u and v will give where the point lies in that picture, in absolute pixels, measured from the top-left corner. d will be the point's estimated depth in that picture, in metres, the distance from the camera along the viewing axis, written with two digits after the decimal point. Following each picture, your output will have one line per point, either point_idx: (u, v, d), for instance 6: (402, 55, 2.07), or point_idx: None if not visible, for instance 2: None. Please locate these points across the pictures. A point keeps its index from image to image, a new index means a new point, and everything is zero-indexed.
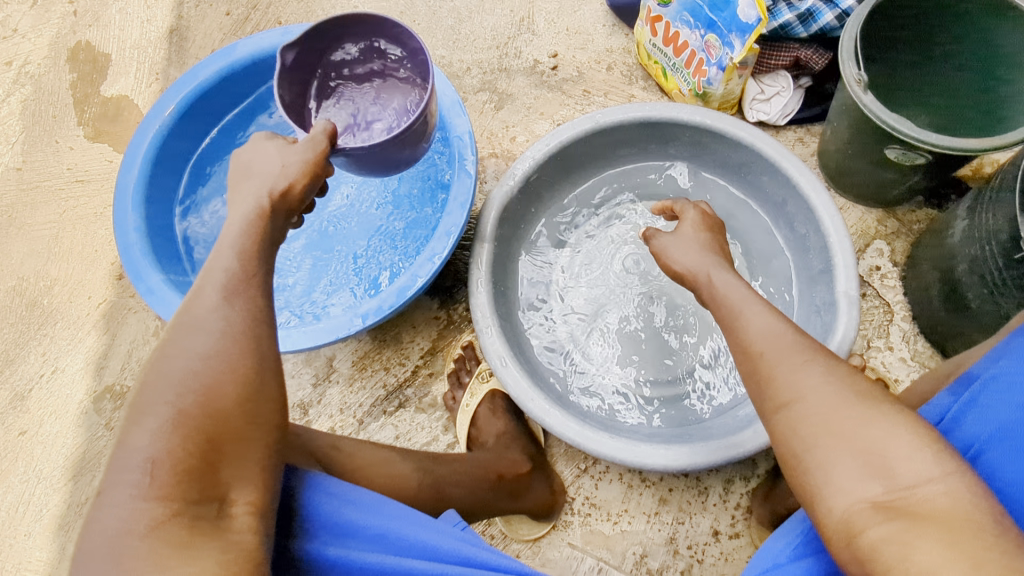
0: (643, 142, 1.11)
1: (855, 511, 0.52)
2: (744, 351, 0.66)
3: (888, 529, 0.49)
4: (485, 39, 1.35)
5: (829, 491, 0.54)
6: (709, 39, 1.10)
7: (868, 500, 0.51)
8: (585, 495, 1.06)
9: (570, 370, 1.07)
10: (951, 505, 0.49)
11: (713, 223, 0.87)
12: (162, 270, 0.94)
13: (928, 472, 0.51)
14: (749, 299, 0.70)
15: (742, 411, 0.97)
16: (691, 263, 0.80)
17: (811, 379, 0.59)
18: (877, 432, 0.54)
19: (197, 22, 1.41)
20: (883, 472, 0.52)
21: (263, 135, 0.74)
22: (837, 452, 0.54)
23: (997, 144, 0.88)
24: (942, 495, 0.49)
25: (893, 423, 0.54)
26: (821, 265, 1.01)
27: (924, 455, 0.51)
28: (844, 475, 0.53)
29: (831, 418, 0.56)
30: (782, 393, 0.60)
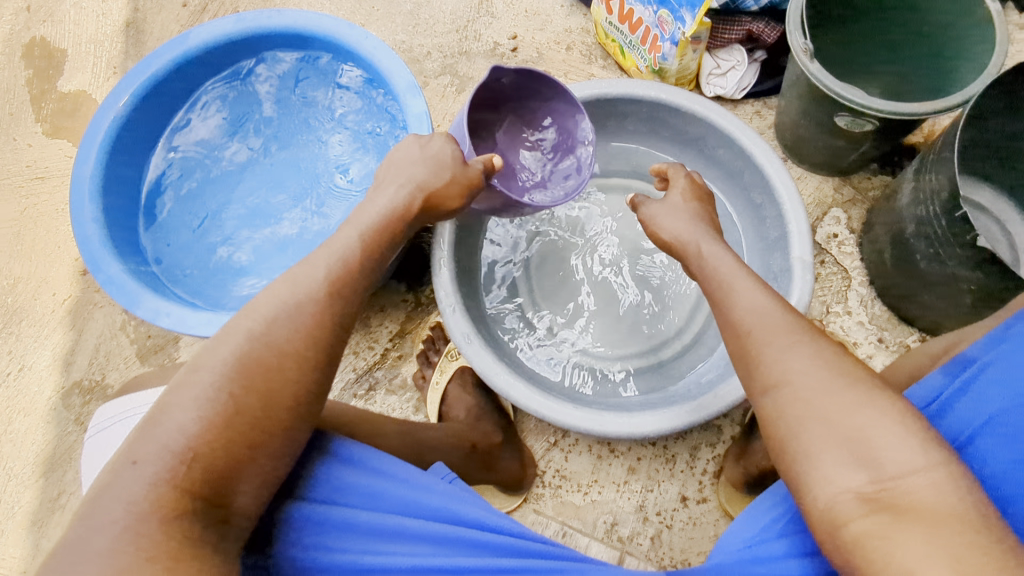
0: (601, 118, 1.12)
1: (840, 501, 0.54)
2: (734, 327, 0.68)
3: (873, 520, 0.51)
4: (444, 24, 1.36)
5: (816, 481, 0.56)
6: (662, 15, 1.11)
7: (853, 491, 0.53)
8: (555, 468, 1.09)
9: (536, 346, 1.09)
10: (936, 498, 0.50)
11: (701, 193, 0.89)
12: (122, 260, 0.94)
13: (912, 463, 0.52)
14: (736, 275, 0.72)
15: (705, 377, 0.99)
16: (680, 231, 0.82)
17: (799, 362, 0.61)
18: (861, 422, 0.56)
19: (154, 14, 1.40)
20: (868, 462, 0.54)
21: (445, 138, 0.81)
22: (823, 444, 0.56)
23: (938, 108, 0.91)
24: (926, 487, 0.51)
25: (880, 412, 0.56)
26: (776, 233, 1.03)
27: (910, 447, 0.53)
28: (827, 467, 0.55)
29: (815, 407, 0.58)
30: (770, 376, 0.62)
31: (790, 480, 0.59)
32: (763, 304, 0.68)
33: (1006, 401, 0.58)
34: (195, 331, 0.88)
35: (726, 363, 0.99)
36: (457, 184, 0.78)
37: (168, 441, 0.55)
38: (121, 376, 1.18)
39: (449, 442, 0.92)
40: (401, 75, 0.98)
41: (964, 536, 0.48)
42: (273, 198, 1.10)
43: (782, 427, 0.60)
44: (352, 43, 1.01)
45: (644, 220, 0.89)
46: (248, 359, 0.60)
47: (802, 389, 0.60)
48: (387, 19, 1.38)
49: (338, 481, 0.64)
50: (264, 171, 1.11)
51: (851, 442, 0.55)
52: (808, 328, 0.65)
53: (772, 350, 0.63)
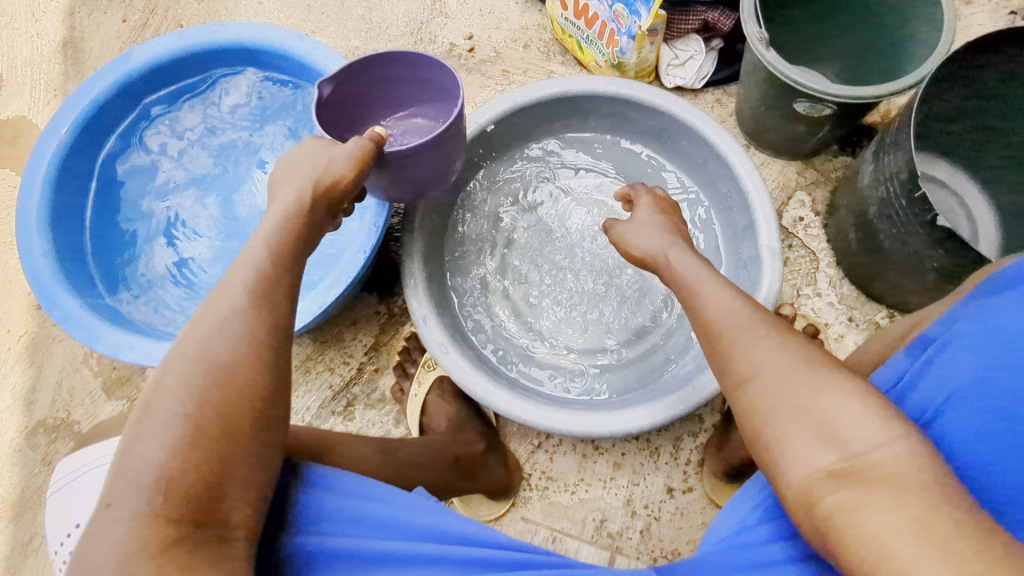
0: (562, 117, 1.12)
1: (812, 481, 0.54)
2: (705, 327, 0.69)
3: (844, 494, 0.52)
4: (398, 27, 1.34)
5: (787, 463, 0.57)
6: (617, 9, 1.10)
7: (823, 469, 0.54)
8: (541, 470, 1.08)
9: (513, 349, 1.09)
10: (900, 470, 0.51)
11: (666, 206, 0.92)
12: (78, 294, 0.90)
13: (876, 438, 0.53)
14: (706, 277, 0.74)
15: (684, 369, 1.00)
16: (650, 246, 0.84)
17: (765, 354, 0.62)
18: (826, 401, 0.57)
19: (92, 32, 1.36)
20: (835, 441, 0.55)
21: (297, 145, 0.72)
22: (792, 427, 0.57)
23: (890, 91, 0.92)
24: (891, 459, 0.52)
25: (844, 394, 0.57)
26: (743, 221, 1.04)
27: (873, 422, 0.54)
28: (797, 449, 0.56)
29: (785, 394, 0.59)
30: (741, 368, 0.63)
31: (762, 462, 0.60)
32: (730, 300, 0.69)
33: (968, 377, 0.59)
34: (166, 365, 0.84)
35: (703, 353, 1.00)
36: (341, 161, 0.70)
37: (128, 477, 0.53)
38: (87, 412, 1.14)
39: (430, 455, 0.90)
40: None
41: (928, 502, 0.49)
42: (232, 215, 1.06)
43: (752, 412, 0.61)
44: (302, 55, 0.98)
45: (616, 240, 0.90)
46: (203, 383, 0.57)
47: (771, 373, 0.61)
48: (339, 25, 1.35)
49: (319, 510, 0.61)
50: (221, 188, 1.07)
51: (817, 421, 0.56)
52: (774, 321, 0.66)
53: (741, 343, 0.64)
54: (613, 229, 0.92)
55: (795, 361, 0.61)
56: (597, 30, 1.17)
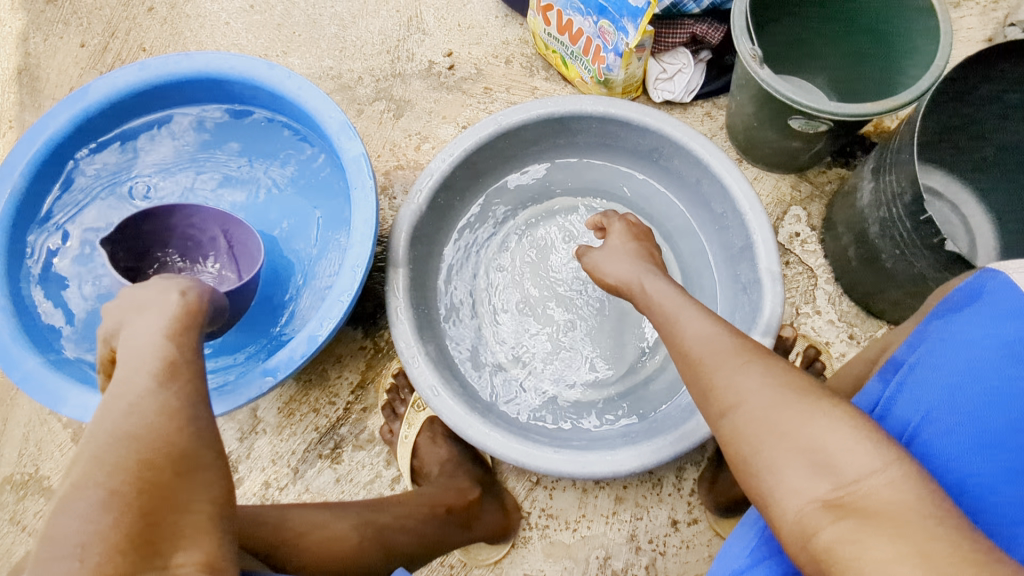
0: (550, 138, 1.08)
1: (807, 513, 0.47)
2: (683, 358, 0.63)
3: (844, 523, 0.44)
4: (373, 44, 1.29)
5: (779, 493, 0.49)
6: (602, 25, 1.06)
7: (818, 499, 0.46)
8: (541, 507, 1.04)
9: (505, 383, 1.05)
10: (899, 498, 0.44)
11: (639, 232, 0.90)
12: (40, 351, 0.84)
13: (869, 465, 0.46)
14: (682, 304, 0.69)
15: (685, 399, 0.96)
16: (624, 274, 0.80)
17: (750, 381, 0.55)
18: (812, 426, 0.49)
19: (49, 58, 1.30)
20: (828, 469, 0.47)
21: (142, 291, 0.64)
22: (784, 454, 0.50)
23: (890, 107, 0.88)
24: (885, 486, 0.45)
25: (834, 419, 0.49)
26: (741, 243, 1.00)
27: (864, 445, 0.47)
28: (791, 481, 0.48)
29: (769, 421, 0.52)
30: (725, 397, 0.56)
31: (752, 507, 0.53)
32: (714, 324, 0.63)
33: (939, 395, 0.54)
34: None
35: None
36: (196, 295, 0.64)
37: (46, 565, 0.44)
38: (57, 465, 1.07)
39: (419, 514, 0.85)
40: (332, 115, 0.90)
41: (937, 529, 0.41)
42: None
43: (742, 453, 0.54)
44: (274, 84, 0.92)
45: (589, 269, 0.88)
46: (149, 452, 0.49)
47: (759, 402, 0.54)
48: (311, 44, 1.30)
49: None
50: None
51: (807, 447, 0.49)
52: (755, 346, 0.60)
53: (722, 371, 0.58)
54: (591, 257, 0.88)
55: (779, 384, 0.54)
56: (582, 46, 1.12)
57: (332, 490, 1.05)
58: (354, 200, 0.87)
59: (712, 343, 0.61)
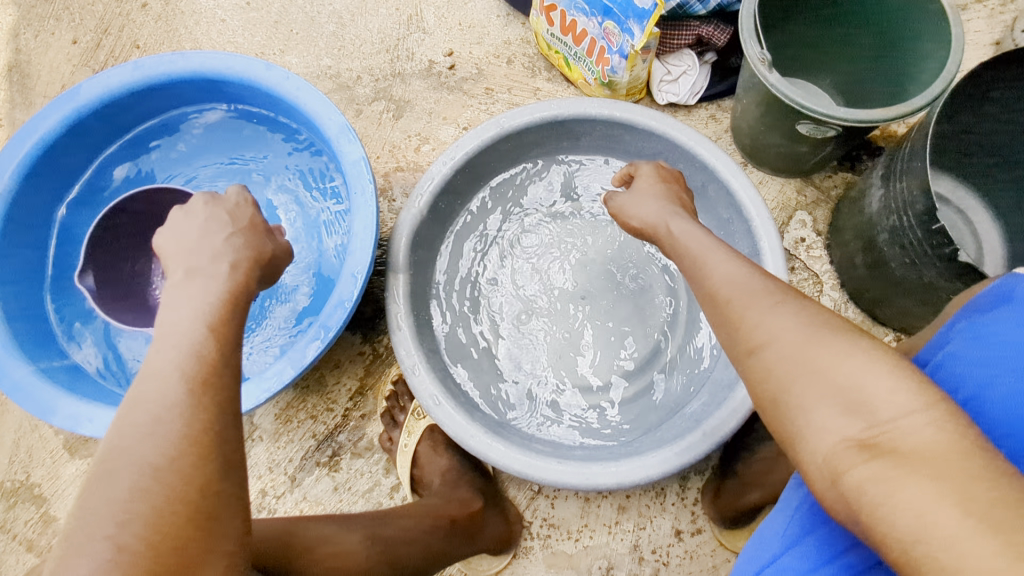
0: (554, 141, 1.06)
1: (838, 452, 0.44)
2: (710, 297, 0.60)
3: (876, 464, 0.42)
4: (373, 43, 1.26)
5: (810, 433, 0.47)
6: (607, 26, 1.04)
7: (851, 439, 0.44)
8: (542, 517, 1.03)
9: (507, 391, 1.03)
10: (938, 439, 0.40)
11: (669, 175, 0.85)
12: (31, 359, 0.81)
13: (908, 404, 0.42)
14: (712, 247, 0.65)
15: (691, 409, 0.95)
16: (649, 216, 0.77)
17: (782, 320, 0.52)
18: (851, 365, 0.46)
19: (40, 55, 1.27)
20: (861, 408, 0.44)
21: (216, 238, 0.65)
22: (817, 395, 0.47)
23: (900, 114, 0.87)
24: (926, 426, 0.41)
25: (869, 359, 0.46)
26: (747, 249, 0.98)
27: (907, 385, 0.43)
28: (822, 418, 0.46)
29: (806, 358, 0.49)
30: (753, 335, 0.53)
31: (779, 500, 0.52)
32: (744, 265, 0.60)
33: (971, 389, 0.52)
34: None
35: (713, 391, 0.95)
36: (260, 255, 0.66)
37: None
38: (48, 472, 1.05)
39: (424, 525, 0.83)
40: (331, 118, 0.88)
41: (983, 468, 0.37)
42: None
43: None
44: (271, 85, 0.90)
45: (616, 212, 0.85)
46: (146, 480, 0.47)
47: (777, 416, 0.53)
48: (309, 42, 1.27)
49: None
50: None
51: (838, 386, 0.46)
52: (791, 288, 0.57)
53: (755, 313, 0.54)
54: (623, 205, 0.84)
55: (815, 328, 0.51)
56: (586, 47, 1.10)
57: (330, 498, 1.03)
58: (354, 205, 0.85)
59: (743, 283, 0.58)
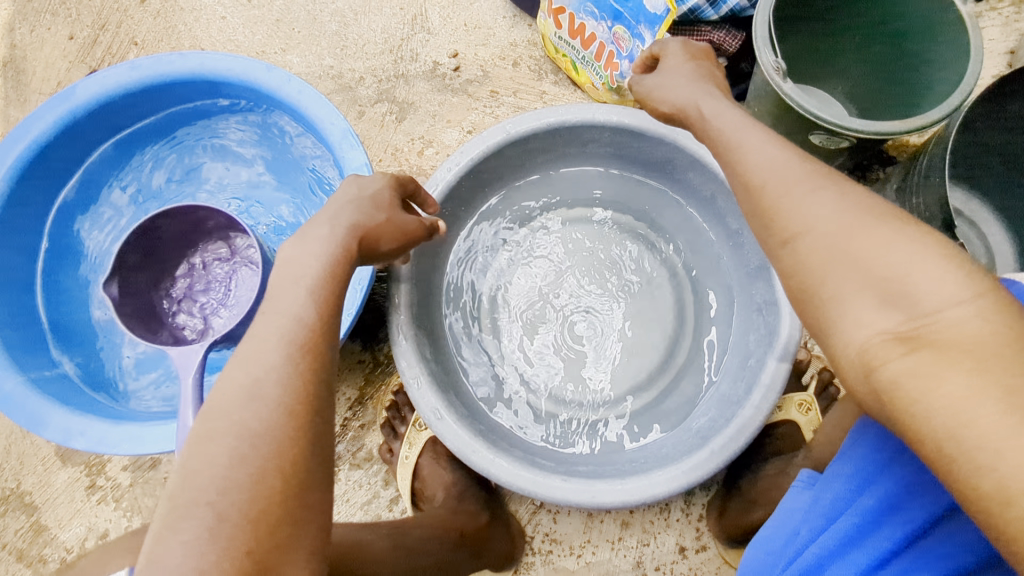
0: (560, 147, 1.03)
1: (872, 345, 0.42)
2: (743, 187, 0.55)
3: (913, 358, 0.40)
4: (376, 44, 1.24)
5: (845, 325, 0.44)
6: (617, 30, 1.01)
7: (889, 331, 0.42)
8: (544, 532, 1.00)
9: (509, 401, 1.02)
10: (980, 332, 0.38)
11: (702, 52, 0.73)
12: (22, 369, 0.79)
13: (956, 296, 0.40)
14: (743, 124, 0.59)
15: (698, 424, 0.93)
16: (679, 100, 0.67)
17: (820, 208, 0.48)
18: (894, 249, 0.44)
19: (36, 51, 1.24)
20: (901, 299, 0.42)
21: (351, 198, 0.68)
22: (852, 284, 0.45)
23: (917, 126, 0.84)
24: (972, 318, 0.39)
25: (916, 245, 0.43)
26: (757, 262, 0.96)
27: (955, 273, 0.40)
28: (858, 310, 0.44)
29: (846, 246, 0.46)
30: (790, 224, 0.49)
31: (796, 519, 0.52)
32: (786, 155, 0.53)
33: None
34: (150, 450, 0.74)
35: (720, 406, 0.93)
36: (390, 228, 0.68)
37: None
38: (40, 480, 1.02)
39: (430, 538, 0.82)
40: (334, 123, 0.85)
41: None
42: None
43: None
44: (272, 88, 0.87)
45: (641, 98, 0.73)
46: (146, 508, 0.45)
47: None
48: (310, 41, 1.25)
49: None
50: None
51: (874, 271, 0.43)
52: (830, 171, 0.51)
53: (791, 195, 0.50)
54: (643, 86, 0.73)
55: (855, 204, 0.47)
56: (594, 50, 1.07)
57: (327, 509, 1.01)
58: None
59: (783, 168, 0.52)
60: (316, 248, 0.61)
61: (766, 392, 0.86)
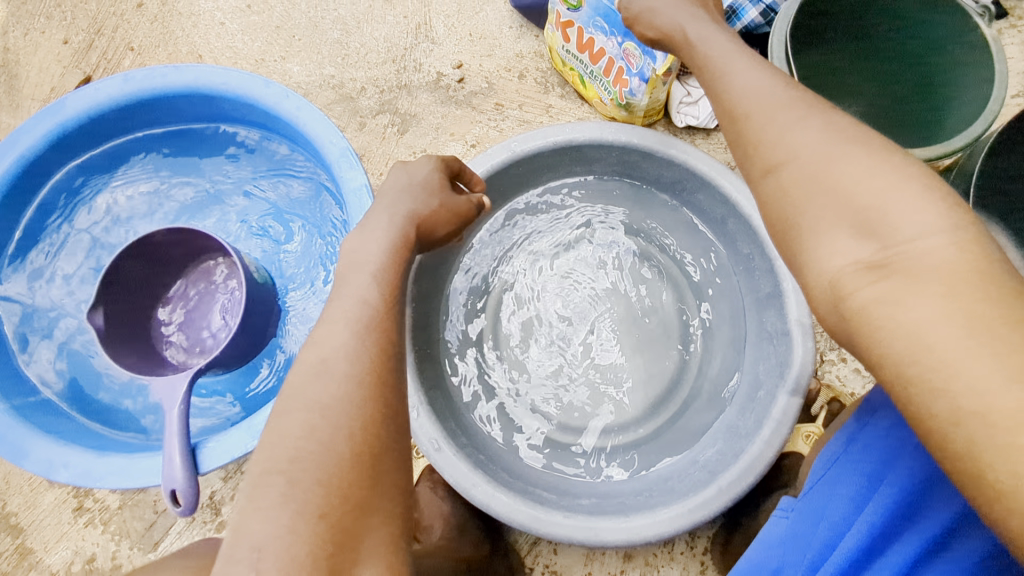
0: (566, 165, 1.00)
1: (844, 274, 0.47)
2: (727, 116, 0.59)
3: (884, 283, 0.44)
4: (378, 53, 1.20)
5: (818, 255, 0.49)
6: (627, 46, 0.97)
7: (860, 261, 0.46)
8: (545, 564, 0.97)
9: (510, 427, 0.98)
10: (952, 260, 0.42)
11: None
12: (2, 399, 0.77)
13: (929, 227, 0.43)
14: (731, 52, 0.62)
15: (704, 457, 0.90)
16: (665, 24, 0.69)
17: (807, 135, 0.52)
18: (876, 184, 0.47)
19: (28, 55, 1.21)
20: (875, 231, 0.46)
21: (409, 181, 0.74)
22: (829, 216, 0.49)
23: (941, 152, 0.82)
24: (945, 246, 0.42)
25: (904, 178, 0.46)
26: (768, 288, 0.92)
27: (933, 207, 0.44)
28: (833, 240, 0.48)
29: (825, 177, 0.49)
30: (773, 154, 0.53)
31: None
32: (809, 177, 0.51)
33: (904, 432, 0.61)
34: (139, 486, 0.71)
35: (728, 439, 0.90)
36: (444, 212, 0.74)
37: None
38: (26, 501, 0.99)
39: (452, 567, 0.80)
40: (333, 141, 0.82)
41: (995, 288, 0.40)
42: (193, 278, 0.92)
43: None
44: (269, 104, 0.84)
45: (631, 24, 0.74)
46: None
47: None
48: (311, 49, 1.21)
49: None
50: None
51: (849, 198, 0.47)
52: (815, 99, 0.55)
53: (776, 125, 0.54)
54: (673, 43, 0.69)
55: (848, 139, 0.50)
56: (603, 65, 1.04)
57: None
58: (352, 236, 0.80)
59: (761, 98, 0.56)
60: (379, 239, 0.66)
61: (776, 427, 0.83)
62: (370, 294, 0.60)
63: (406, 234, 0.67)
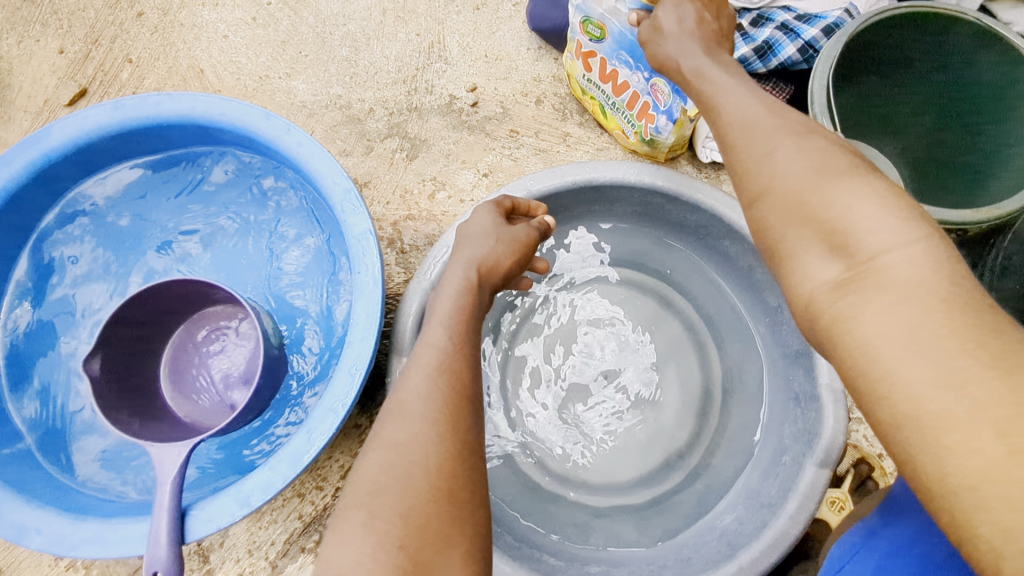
0: (584, 204, 0.94)
1: (817, 294, 0.45)
2: (722, 146, 0.57)
3: (848, 296, 0.43)
4: (389, 72, 1.14)
5: (796, 278, 0.47)
6: (655, 83, 0.90)
7: (828, 280, 0.45)
8: None
9: (518, 480, 0.93)
10: (914, 273, 0.41)
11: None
12: None
13: (891, 240, 0.42)
14: (732, 87, 0.60)
15: (724, 524, 0.84)
16: (674, 50, 0.66)
17: (785, 159, 0.50)
18: (851, 197, 0.45)
19: (23, 64, 1.15)
20: (844, 250, 0.44)
21: (486, 209, 0.76)
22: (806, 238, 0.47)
23: (996, 215, 0.77)
24: (903, 263, 0.41)
25: (873, 193, 0.45)
26: (798, 346, 0.86)
27: (892, 213, 0.43)
28: (810, 264, 0.47)
29: (800, 201, 0.48)
30: (755, 183, 0.51)
31: None
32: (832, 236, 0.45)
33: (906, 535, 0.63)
34: (117, 555, 0.65)
35: (750, 506, 0.84)
36: (506, 248, 0.72)
37: None
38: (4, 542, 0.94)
39: None
40: (336, 181, 0.76)
41: (940, 299, 0.39)
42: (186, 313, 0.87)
43: None
44: (269, 137, 0.78)
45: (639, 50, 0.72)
46: None
47: None
48: (319, 66, 1.15)
49: None
50: None
51: (819, 217, 0.46)
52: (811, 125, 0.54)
53: (756, 154, 0.52)
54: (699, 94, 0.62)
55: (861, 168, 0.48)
56: (626, 98, 0.98)
57: None
58: (356, 287, 0.74)
59: (752, 124, 0.55)
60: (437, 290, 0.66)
61: (802, 502, 0.76)
62: (437, 338, 0.58)
63: (462, 279, 0.67)
